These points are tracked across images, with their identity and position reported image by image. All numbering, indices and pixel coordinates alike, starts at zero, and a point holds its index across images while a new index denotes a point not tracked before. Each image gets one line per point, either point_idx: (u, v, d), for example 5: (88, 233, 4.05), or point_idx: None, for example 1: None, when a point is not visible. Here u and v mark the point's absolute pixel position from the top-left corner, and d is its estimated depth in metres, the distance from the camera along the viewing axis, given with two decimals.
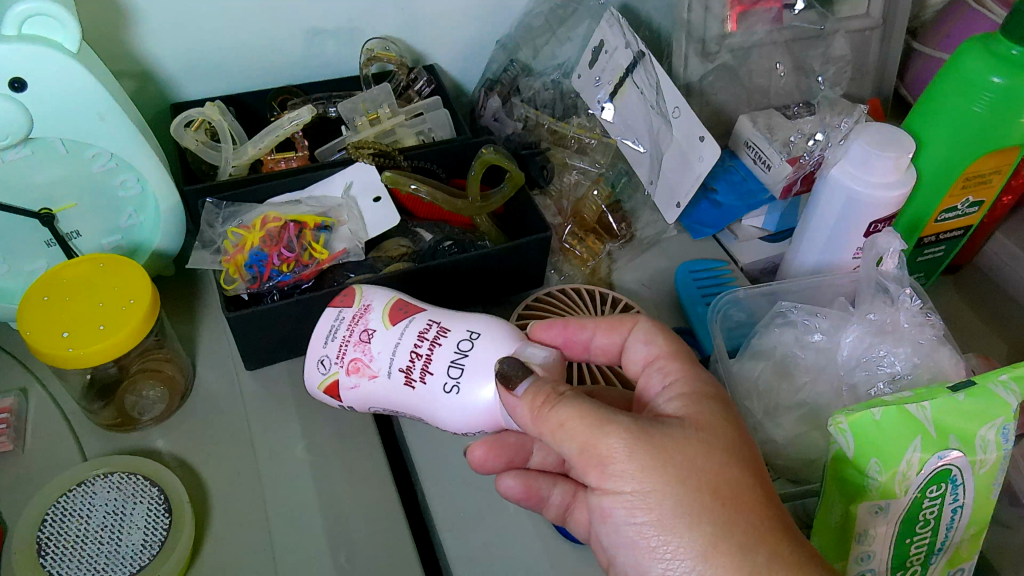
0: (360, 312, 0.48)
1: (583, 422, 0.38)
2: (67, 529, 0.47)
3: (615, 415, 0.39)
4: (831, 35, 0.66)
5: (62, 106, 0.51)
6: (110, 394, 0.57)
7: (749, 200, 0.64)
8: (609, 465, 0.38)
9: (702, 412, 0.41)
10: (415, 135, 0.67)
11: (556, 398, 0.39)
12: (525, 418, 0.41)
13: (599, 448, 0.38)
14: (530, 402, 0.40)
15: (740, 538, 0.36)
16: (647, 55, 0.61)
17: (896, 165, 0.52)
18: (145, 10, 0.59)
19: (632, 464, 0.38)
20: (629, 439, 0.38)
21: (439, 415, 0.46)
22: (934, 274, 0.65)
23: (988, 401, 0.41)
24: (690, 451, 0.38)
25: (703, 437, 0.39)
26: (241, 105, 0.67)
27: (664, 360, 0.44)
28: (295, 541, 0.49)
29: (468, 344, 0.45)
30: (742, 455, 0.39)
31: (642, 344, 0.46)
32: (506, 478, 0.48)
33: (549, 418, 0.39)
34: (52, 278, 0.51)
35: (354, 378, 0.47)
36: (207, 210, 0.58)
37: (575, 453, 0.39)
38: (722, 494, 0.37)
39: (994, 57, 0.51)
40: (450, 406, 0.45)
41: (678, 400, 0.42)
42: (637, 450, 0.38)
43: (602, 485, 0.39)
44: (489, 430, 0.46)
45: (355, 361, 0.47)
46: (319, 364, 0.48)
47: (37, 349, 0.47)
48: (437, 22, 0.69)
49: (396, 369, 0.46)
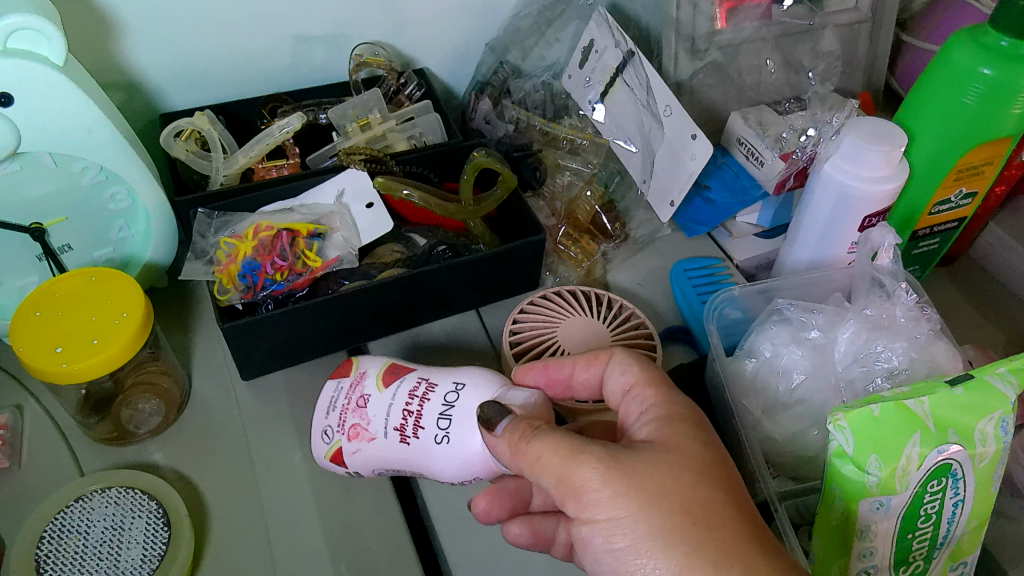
0: (357, 379, 0.49)
1: (556, 454, 0.39)
2: (66, 545, 0.47)
3: (586, 445, 0.39)
4: (819, 30, 0.66)
5: (49, 121, 0.51)
6: (105, 409, 0.56)
7: (742, 197, 0.64)
8: (583, 493, 0.38)
9: (674, 435, 0.41)
10: (406, 140, 0.66)
11: (532, 432, 0.40)
12: (505, 455, 0.42)
13: (573, 479, 0.38)
14: (508, 439, 0.41)
15: (714, 555, 0.36)
16: (636, 55, 0.61)
17: (887, 158, 0.52)
18: (129, 22, 0.58)
19: (605, 490, 0.38)
20: (602, 466, 0.38)
21: (435, 467, 0.46)
22: (928, 266, 0.65)
23: (985, 394, 0.42)
24: (661, 474, 0.38)
25: (674, 459, 0.39)
26: (230, 114, 0.66)
27: (640, 388, 0.44)
28: (295, 551, 0.49)
29: (454, 395, 0.46)
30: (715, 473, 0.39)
31: (619, 374, 0.45)
32: (512, 528, 0.46)
33: (525, 452, 0.40)
34: (44, 293, 0.51)
35: (355, 444, 0.47)
36: (200, 220, 0.58)
37: (553, 485, 0.39)
38: (694, 513, 0.37)
39: (982, 49, 0.51)
40: (444, 457, 0.45)
41: (652, 425, 0.42)
42: (610, 476, 0.38)
43: (580, 515, 0.39)
44: (485, 476, 0.46)
45: (355, 427, 0.47)
46: (325, 434, 0.48)
47: (30, 366, 0.47)
48: (425, 25, 0.69)
49: (391, 428, 0.46)
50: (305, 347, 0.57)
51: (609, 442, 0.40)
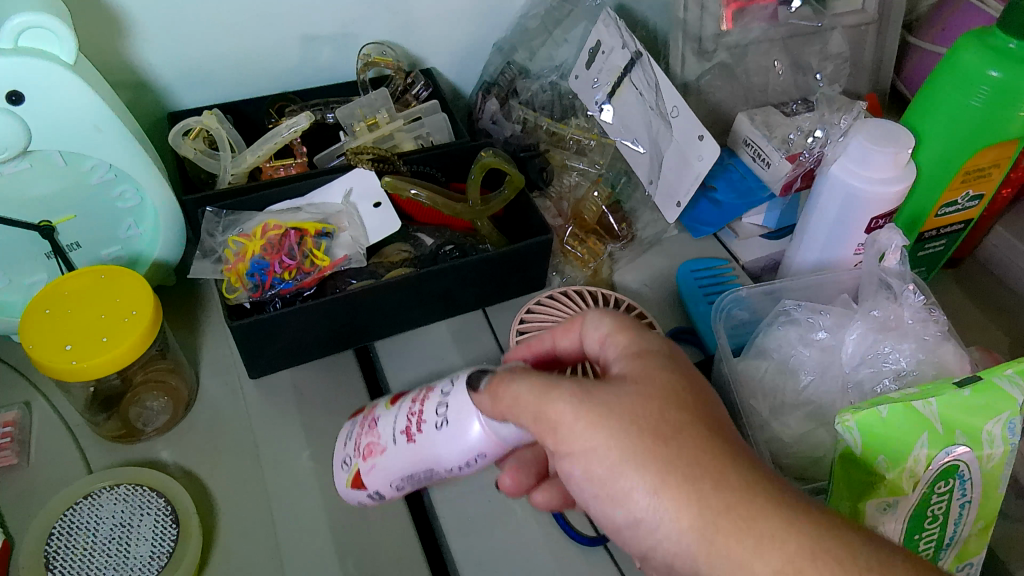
0: (371, 410, 0.50)
1: (530, 393, 0.38)
2: (75, 542, 0.47)
3: (556, 380, 0.38)
4: (827, 32, 0.66)
5: (60, 119, 0.51)
6: (113, 407, 0.56)
7: (749, 198, 0.64)
8: (558, 428, 0.37)
9: (645, 367, 0.38)
10: (413, 139, 0.67)
11: (509, 377, 0.40)
12: (489, 407, 0.42)
13: (548, 415, 0.37)
14: (489, 388, 0.41)
15: (686, 473, 0.34)
16: (644, 55, 0.61)
17: (894, 160, 0.52)
18: (139, 21, 0.59)
19: (579, 421, 0.36)
20: (572, 399, 0.37)
21: (442, 456, 0.45)
22: (935, 268, 0.65)
23: (994, 397, 0.41)
24: (629, 402, 0.36)
25: (644, 388, 0.37)
26: (239, 113, 0.66)
27: (613, 336, 0.42)
28: (303, 549, 0.49)
29: (450, 386, 0.46)
30: (692, 398, 0.37)
31: (592, 329, 0.43)
32: (541, 495, 0.47)
33: (504, 395, 0.40)
34: (53, 291, 0.51)
35: (370, 462, 0.47)
36: (207, 219, 0.58)
37: (531, 424, 0.39)
38: (663, 433, 0.35)
39: (989, 51, 0.51)
40: (446, 442, 0.44)
41: (624, 360, 0.40)
42: (580, 408, 0.37)
43: (559, 449, 0.38)
44: (496, 455, 0.44)
45: (368, 446, 0.48)
46: (343, 464, 0.50)
47: (40, 363, 0.47)
48: (432, 26, 0.69)
49: (397, 434, 0.46)
50: (313, 346, 0.57)
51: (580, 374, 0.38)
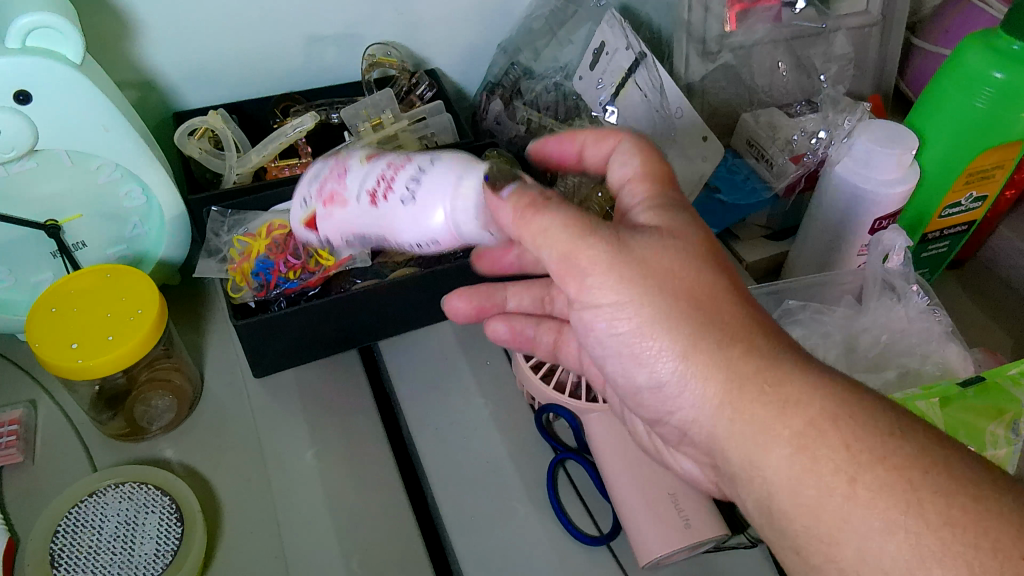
0: (342, 158, 0.49)
1: (565, 230, 0.38)
2: (80, 540, 0.47)
3: (597, 226, 0.38)
4: (831, 33, 0.66)
5: (67, 119, 0.51)
6: (118, 405, 0.56)
7: (752, 198, 0.64)
8: (586, 275, 0.39)
9: (671, 220, 0.40)
10: (416, 139, 0.66)
11: (542, 203, 0.39)
12: (508, 221, 0.40)
13: (580, 258, 0.38)
14: (515, 205, 0.39)
15: (716, 337, 0.37)
16: (648, 56, 0.62)
17: (898, 161, 0.52)
18: (147, 22, 0.59)
19: (613, 275, 0.38)
20: (609, 250, 0.38)
21: (402, 229, 0.45)
22: (938, 269, 0.65)
23: (997, 397, 0.42)
24: (665, 258, 0.38)
25: (676, 244, 0.39)
26: (243, 114, 0.67)
27: (635, 183, 0.43)
28: (307, 548, 0.49)
29: (427, 165, 0.44)
30: (723, 273, 0.39)
31: (621, 165, 0.45)
32: (494, 326, 0.53)
33: (532, 222, 0.39)
34: (59, 290, 0.51)
35: (330, 209, 0.48)
36: (213, 219, 0.59)
37: (555, 262, 0.39)
38: (696, 297, 0.37)
39: (994, 52, 0.51)
40: (408, 220, 0.44)
41: (650, 213, 0.41)
42: (617, 262, 0.38)
43: (582, 297, 0.40)
44: (452, 248, 0.45)
45: (331, 192, 0.48)
46: (303, 202, 0.50)
47: (46, 362, 0.47)
48: (437, 26, 0.70)
49: (363, 192, 0.46)
50: (318, 346, 0.58)
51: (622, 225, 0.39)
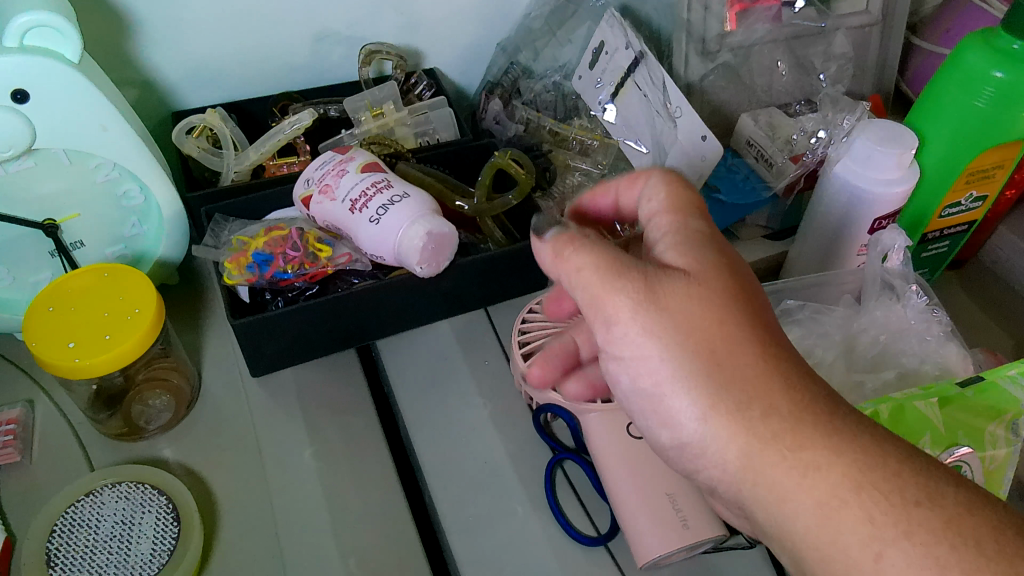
0: (346, 159, 0.57)
1: (595, 271, 0.37)
2: (76, 539, 0.47)
3: (625, 269, 0.36)
4: (831, 32, 0.66)
5: (65, 119, 0.51)
6: (116, 404, 0.56)
7: (752, 198, 0.63)
8: (611, 322, 0.37)
9: (705, 267, 0.37)
10: (416, 135, 0.67)
11: (580, 240, 0.38)
12: (548, 261, 0.40)
13: (605, 303, 0.37)
14: (553, 247, 0.39)
15: (738, 397, 0.34)
16: (648, 55, 0.61)
17: (897, 162, 0.52)
18: (146, 21, 0.59)
19: (635, 322, 0.36)
20: (635, 297, 0.36)
21: (359, 238, 0.55)
22: (938, 270, 0.65)
23: (996, 396, 0.42)
24: (687, 308, 0.35)
25: (700, 292, 0.36)
26: (242, 112, 0.67)
27: (663, 217, 0.40)
28: (304, 547, 0.49)
29: (399, 198, 0.54)
30: (763, 323, 0.36)
31: (651, 197, 0.42)
32: (570, 386, 0.52)
33: (568, 260, 0.38)
34: (57, 289, 0.51)
35: (321, 197, 0.57)
36: (213, 222, 0.59)
37: (585, 302, 0.38)
38: (718, 354, 0.34)
39: (995, 51, 0.51)
40: (370, 233, 0.54)
41: (677, 253, 0.38)
42: (640, 308, 0.36)
43: (608, 347, 0.38)
44: (390, 263, 0.56)
45: (326, 184, 0.57)
46: (305, 181, 0.58)
47: (43, 361, 0.47)
48: (437, 25, 0.69)
49: (347, 198, 0.55)
50: (318, 345, 0.58)
51: (649, 269, 0.37)
